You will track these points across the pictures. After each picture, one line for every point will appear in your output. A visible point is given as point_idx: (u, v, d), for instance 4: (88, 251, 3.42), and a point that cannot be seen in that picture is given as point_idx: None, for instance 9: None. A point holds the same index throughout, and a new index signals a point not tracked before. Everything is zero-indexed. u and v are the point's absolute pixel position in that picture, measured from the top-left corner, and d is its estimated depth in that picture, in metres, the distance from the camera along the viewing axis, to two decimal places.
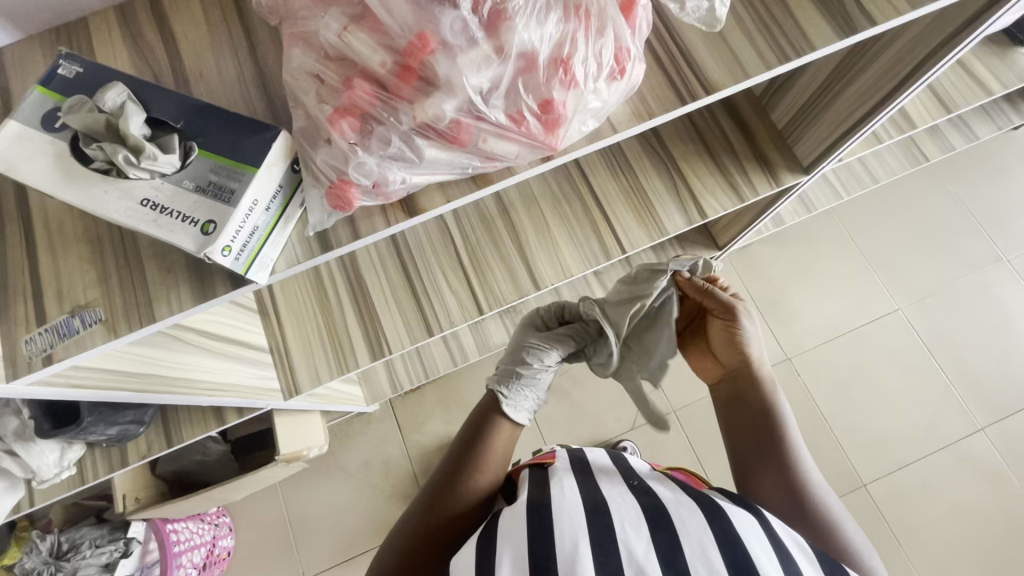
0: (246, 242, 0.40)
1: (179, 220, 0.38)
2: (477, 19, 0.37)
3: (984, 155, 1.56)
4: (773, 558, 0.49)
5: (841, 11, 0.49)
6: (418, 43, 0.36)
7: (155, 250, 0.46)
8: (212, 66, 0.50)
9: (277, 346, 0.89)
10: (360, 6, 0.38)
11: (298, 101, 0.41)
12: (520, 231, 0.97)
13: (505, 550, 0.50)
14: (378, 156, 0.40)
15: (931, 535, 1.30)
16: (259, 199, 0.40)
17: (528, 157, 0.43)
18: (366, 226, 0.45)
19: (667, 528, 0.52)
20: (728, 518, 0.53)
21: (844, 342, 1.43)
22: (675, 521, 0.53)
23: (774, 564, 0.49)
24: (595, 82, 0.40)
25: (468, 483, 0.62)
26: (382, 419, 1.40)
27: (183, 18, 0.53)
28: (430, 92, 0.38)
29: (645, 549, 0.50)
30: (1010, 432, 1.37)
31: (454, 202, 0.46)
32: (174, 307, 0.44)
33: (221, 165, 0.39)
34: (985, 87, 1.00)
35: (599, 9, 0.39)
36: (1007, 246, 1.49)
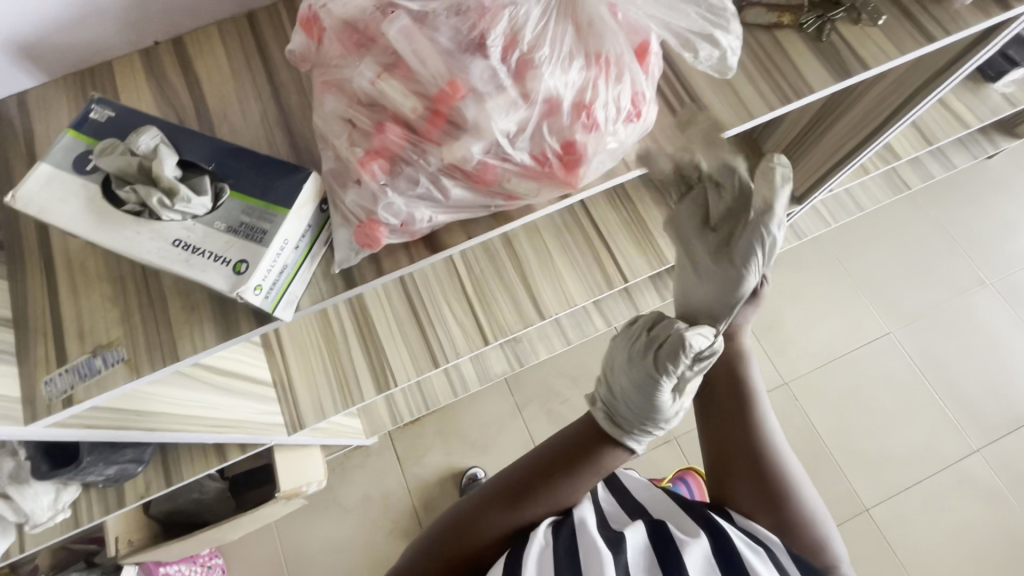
0: (275, 281, 0.41)
1: (210, 260, 0.39)
2: (505, 68, 0.39)
3: (960, 182, 1.63)
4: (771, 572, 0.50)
5: (835, 56, 0.53)
6: (449, 90, 0.38)
7: (177, 289, 0.46)
8: (236, 109, 0.52)
9: (280, 380, 0.88)
10: (392, 53, 0.39)
11: (328, 143, 0.42)
12: (523, 261, 0.98)
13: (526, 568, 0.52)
14: (406, 196, 0.41)
15: (935, 559, 1.30)
16: (289, 239, 0.41)
17: (548, 194, 0.44)
18: (390, 263, 0.46)
19: (672, 552, 0.53)
20: (729, 536, 0.53)
21: (840, 366, 1.46)
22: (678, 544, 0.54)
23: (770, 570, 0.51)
24: (614, 125, 0.42)
25: (532, 504, 0.57)
26: (381, 452, 1.38)
27: (207, 62, 0.54)
28: (458, 135, 0.39)
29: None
30: (1005, 452, 1.39)
31: (476, 238, 0.47)
32: (198, 346, 0.44)
33: (253, 206, 0.40)
34: (962, 120, 1.06)
35: (618, 56, 0.41)
36: (988, 270, 1.55)
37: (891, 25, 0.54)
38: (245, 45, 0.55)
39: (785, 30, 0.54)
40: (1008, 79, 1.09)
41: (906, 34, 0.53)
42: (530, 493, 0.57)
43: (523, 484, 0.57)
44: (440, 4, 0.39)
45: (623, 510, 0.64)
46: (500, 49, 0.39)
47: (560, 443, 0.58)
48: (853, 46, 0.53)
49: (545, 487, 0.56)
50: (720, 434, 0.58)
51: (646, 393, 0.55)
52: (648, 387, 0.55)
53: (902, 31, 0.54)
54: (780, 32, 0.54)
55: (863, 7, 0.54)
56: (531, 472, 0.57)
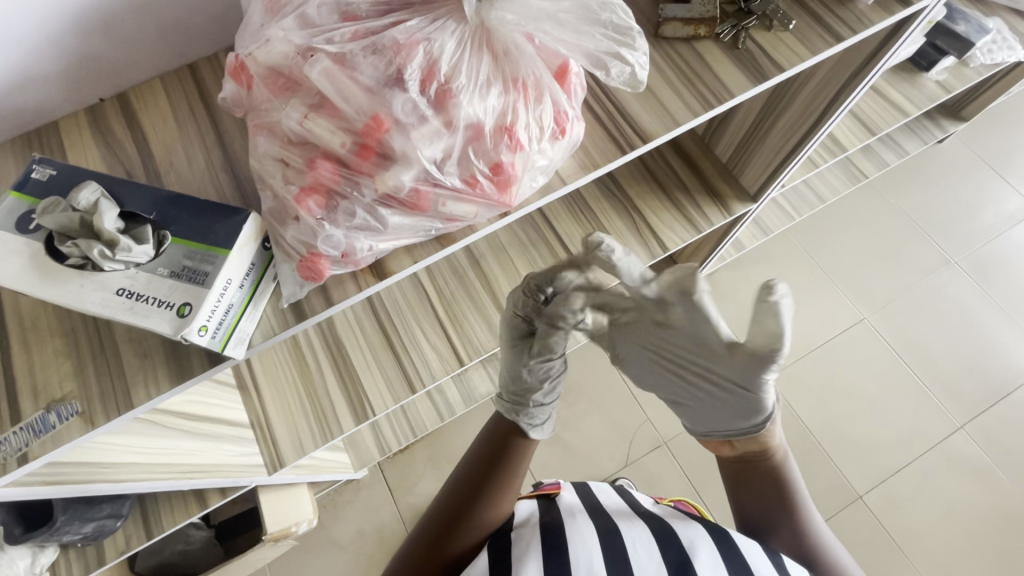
0: (220, 321, 0.41)
1: (154, 306, 0.40)
2: (426, 99, 0.40)
3: (915, 167, 1.68)
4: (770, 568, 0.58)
5: (752, 61, 0.56)
6: (373, 124, 0.39)
7: (131, 338, 0.47)
8: (182, 157, 0.53)
9: (258, 419, 0.87)
10: (317, 94, 0.41)
11: (266, 184, 0.43)
12: (492, 281, 0.99)
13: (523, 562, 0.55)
14: (345, 227, 0.42)
15: (933, 540, 1.31)
16: (233, 277, 0.42)
17: (486, 214, 0.46)
18: (338, 293, 0.47)
19: (677, 549, 0.59)
20: (744, 557, 0.58)
21: (819, 356, 1.48)
22: (685, 545, 0.60)
23: (767, 564, 0.58)
24: (539, 143, 0.44)
25: (495, 499, 0.61)
26: (372, 484, 1.36)
27: (152, 115, 0.56)
28: (388, 165, 0.41)
29: (657, 568, 0.57)
30: (988, 427, 1.41)
31: (422, 262, 0.49)
32: (152, 392, 0.45)
33: (195, 250, 0.41)
34: (902, 109, 1.10)
35: (535, 79, 0.43)
36: (952, 249, 1.59)
37: (800, 28, 0.57)
38: (190, 97, 0.57)
39: (703, 41, 0.57)
40: (940, 68, 1.14)
41: (816, 35, 0.57)
42: (488, 486, 0.61)
43: (477, 483, 0.61)
44: (360, 45, 0.41)
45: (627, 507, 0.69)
46: (418, 83, 0.40)
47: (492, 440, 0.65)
48: (767, 50, 0.56)
49: (500, 475, 0.62)
50: (758, 509, 0.64)
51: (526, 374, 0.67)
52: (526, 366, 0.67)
53: (812, 33, 0.57)
54: (699, 43, 0.57)
55: (774, 14, 0.57)
56: (480, 469, 0.62)
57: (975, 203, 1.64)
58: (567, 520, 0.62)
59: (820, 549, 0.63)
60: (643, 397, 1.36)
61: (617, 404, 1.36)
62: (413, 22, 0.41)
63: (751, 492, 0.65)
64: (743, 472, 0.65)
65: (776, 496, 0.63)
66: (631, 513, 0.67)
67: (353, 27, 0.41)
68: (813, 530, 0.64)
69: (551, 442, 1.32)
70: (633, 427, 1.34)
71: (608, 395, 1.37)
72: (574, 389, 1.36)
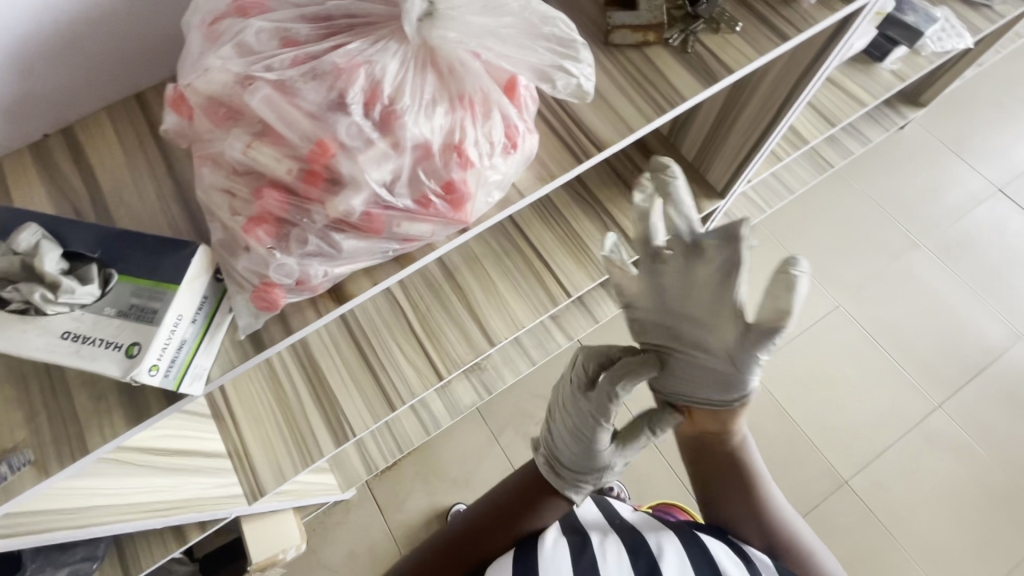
0: (173, 359, 0.40)
1: (102, 347, 0.39)
2: (371, 122, 0.40)
3: (879, 154, 1.72)
4: (738, 569, 0.58)
5: (701, 65, 0.56)
6: (318, 150, 0.39)
7: (83, 381, 0.45)
8: (132, 190, 0.52)
9: (234, 448, 0.86)
10: (260, 122, 0.40)
11: (214, 215, 0.42)
12: (467, 292, 0.98)
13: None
14: (298, 255, 0.42)
15: (918, 519, 1.33)
16: (183, 313, 0.41)
17: (443, 232, 0.46)
18: (298, 320, 0.46)
19: (646, 555, 0.60)
20: (711, 559, 0.59)
21: (798, 345, 1.49)
22: (654, 548, 0.60)
23: (736, 566, 0.58)
24: (490, 159, 0.44)
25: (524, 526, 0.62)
26: (361, 503, 1.34)
27: (99, 147, 0.54)
28: (337, 191, 0.40)
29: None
30: (964, 404, 1.44)
31: (381, 284, 0.48)
32: (108, 435, 0.44)
33: (143, 287, 0.40)
34: (858, 100, 1.13)
35: (482, 96, 0.43)
36: (919, 232, 1.62)
37: (747, 29, 0.58)
38: (138, 127, 0.55)
39: (652, 47, 0.57)
40: (893, 58, 1.16)
41: (763, 36, 0.58)
42: (515, 512, 0.62)
43: (507, 509, 0.62)
44: (300, 70, 0.40)
45: (602, 516, 0.69)
46: (362, 105, 0.40)
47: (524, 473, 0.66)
48: (716, 53, 0.57)
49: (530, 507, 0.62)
50: (718, 491, 0.64)
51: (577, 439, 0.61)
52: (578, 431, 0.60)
53: (759, 34, 0.58)
54: (648, 49, 0.57)
55: (720, 17, 0.58)
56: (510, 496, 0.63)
57: (938, 186, 1.68)
58: (540, 534, 0.62)
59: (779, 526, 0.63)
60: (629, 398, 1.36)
61: None
62: (353, 45, 0.41)
63: (710, 472, 0.65)
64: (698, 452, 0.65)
65: (734, 477, 0.63)
66: (606, 522, 0.67)
67: (293, 53, 0.41)
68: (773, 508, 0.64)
69: None
70: None
71: None
72: None
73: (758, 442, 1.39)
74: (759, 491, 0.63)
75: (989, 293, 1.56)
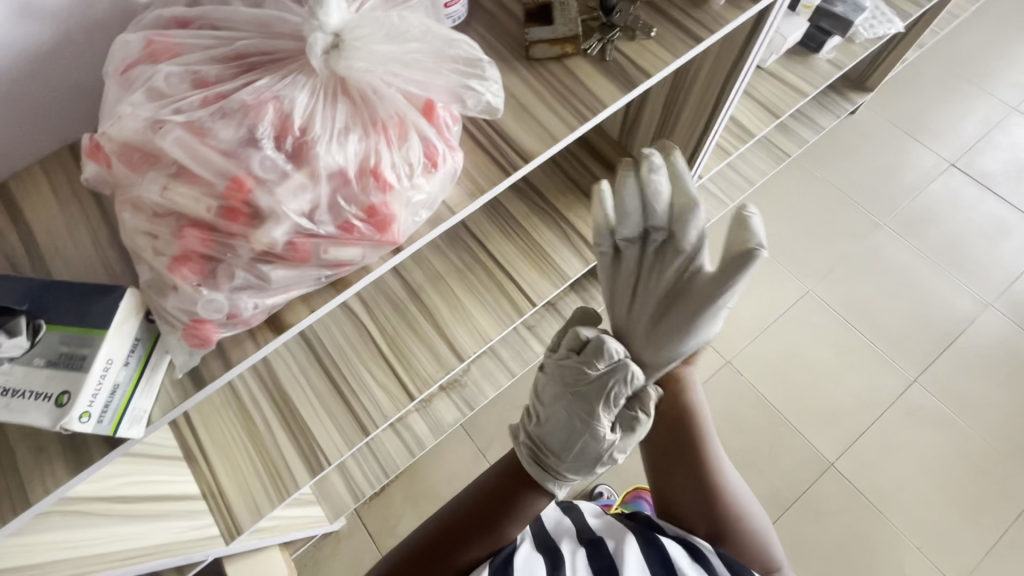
0: (107, 404, 0.40)
1: (32, 398, 0.39)
2: (284, 154, 0.41)
3: (834, 140, 1.76)
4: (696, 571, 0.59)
5: (620, 72, 0.58)
6: (233, 186, 0.40)
7: (23, 435, 0.45)
8: (66, 239, 0.51)
9: (208, 489, 0.83)
10: (175, 163, 0.41)
11: (140, 258, 0.43)
12: (433, 310, 0.98)
13: None
14: (226, 290, 0.42)
15: (906, 495, 1.34)
16: (114, 357, 0.41)
17: (374, 254, 0.47)
18: (236, 353, 0.46)
19: (608, 561, 0.60)
20: (670, 559, 0.59)
21: (774, 333, 1.51)
22: (613, 553, 0.61)
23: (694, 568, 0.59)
24: (411, 179, 0.45)
25: (507, 533, 0.60)
26: (352, 533, 1.33)
27: (34, 200, 0.54)
28: (258, 224, 0.41)
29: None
30: (940, 376, 1.47)
31: (319, 310, 0.48)
32: (51, 486, 0.43)
33: (70, 335, 0.40)
34: (799, 90, 1.16)
35: (396, 120, 0.44)
36: (880, 212, 1.66)
37: (662, 35, 0.60)
38: (71, 176, 0.55)
39: (572, 58, 0.59)
40: (829, 47, 1.20)
41: (677, 40, 0.60)
42: (500, 520, 0.60)
43: (489, 511, 0.60)
44: (210, 110, 0.41)
45: (570, 521, 0.69)
46: (274, 139, 0.41)
47: (502, 475, 0.63)
48: (634, 60, 0.59)
49: (515, 513, 0.60)
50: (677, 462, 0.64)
51: (570, 421, 0.60)
52: (575, 411, 0.60)
53: (674, 39, 0.60)
54: (569, 60, 0.59)
55: (635, 25, 0.60)
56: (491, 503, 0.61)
57: (894, 166, 1.73)
58: (514, 546, 0.61)
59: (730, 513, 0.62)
60: None
61: None
62: (263, 81, 0.42)
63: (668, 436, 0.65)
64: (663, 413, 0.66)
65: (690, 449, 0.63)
66: (575, 527, 0.67)
67: (203, 94, 0.42)
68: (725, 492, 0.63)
69: None
70: None
71: None
72: None
73: (742, 433, 1.40)
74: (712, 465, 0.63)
75: (952, 265, 1.60)
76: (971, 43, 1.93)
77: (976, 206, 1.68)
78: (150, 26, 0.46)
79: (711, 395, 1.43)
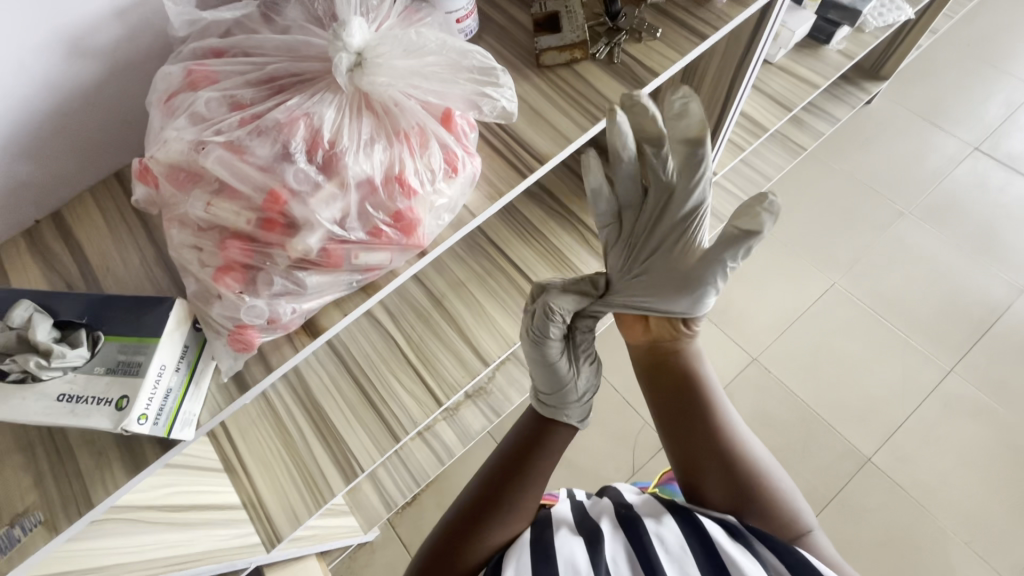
0: (161, 407, 0.43)
1: (94, 404, 0.42)
2: (315, 166, 0.44)
3: (851, 131, 1.74)
4: (754, 566, 0.53)
5: (628, 73, 0.60)
6: (271, 199, 0.43)
7: (83, 441, 0.48)
8: (117, 258, 0.55)
9: (249, 498, 0.86)
10: (217, 181, 0.44)
11: (186, 270, 0.46)
12: (456, 317, 1.00)
13: (508, 562, 0.55)
14: (266, 296, 0.45)
15: (950, 489, 1.30)
16: (167, 362, 0.44)
17: (401, 258, 0.49)
18: (276, 357, 0.49)
19: (647, 544, 0.56)
20: (716, 550, 0.54)
21: (800, 328, 1.49)
22: (652, 537, 0.57)
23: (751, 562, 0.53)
24: (433, 185, 0.48)
25: (525, 494, 0.60)
26: (386, 542, 1.35)
27: (86, 226, 0.57)
28: (294, 232, 0.44)
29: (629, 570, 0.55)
30: (977, 365, 1.43)
31: (352, 313, 0.50)
32: (110, 487, 0.46)
33: (127, 344, 0.43)
34: (810, 82, 1.16)
35: (417, 130, 0.47)
36: (904, 201, 1.63)
37: (667, 34, 0.62)
38: (119, 203, 0.59)
39: (581, 62, 0.61)
40: (838, 38, 1.20)
41: (682, 38, 0.62)
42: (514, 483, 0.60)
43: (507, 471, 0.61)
44: (246, 129, 0.44)
45: (611, 500, 0.66)
46: (306, 153, 0.44)
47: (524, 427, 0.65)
48: (641, 61, 0.61)
49: (528, 476, 0.60)
50: (676, 418, 0.62)
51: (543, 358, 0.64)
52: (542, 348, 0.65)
53: (680, 38, 0.62)
54: (578, 65, 0.61)
55: (641, 26, 0.63)
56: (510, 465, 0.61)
57: (917, 153, 1.70)
58: (553, 533, 0.58)
59: (757, 484, 0.60)
60: (638, 402, 1.34)
61: (616, 415, 1.34)
62: (293, 100, 0.46)
63: (658, 397, 0.64)
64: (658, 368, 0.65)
65: (688, 397, 0.62)
66: (610, 509, 0.64)
67: (240, 115, 0.45)
68: (748, 461, 0.61)
69: (555, 464, 1.30)
70: (633, 433, 1.32)
71: (603, 406, 1.35)
72: None
73: (773, 429, 1.38)
74: (715, 412, 0.61)
75: (982, 251, 1.56)
76: (988, 25, 1.90)
77: (1004, 189, 1.64)
78: (189, 58, 0.50)
79: (739, 393, 1.42)
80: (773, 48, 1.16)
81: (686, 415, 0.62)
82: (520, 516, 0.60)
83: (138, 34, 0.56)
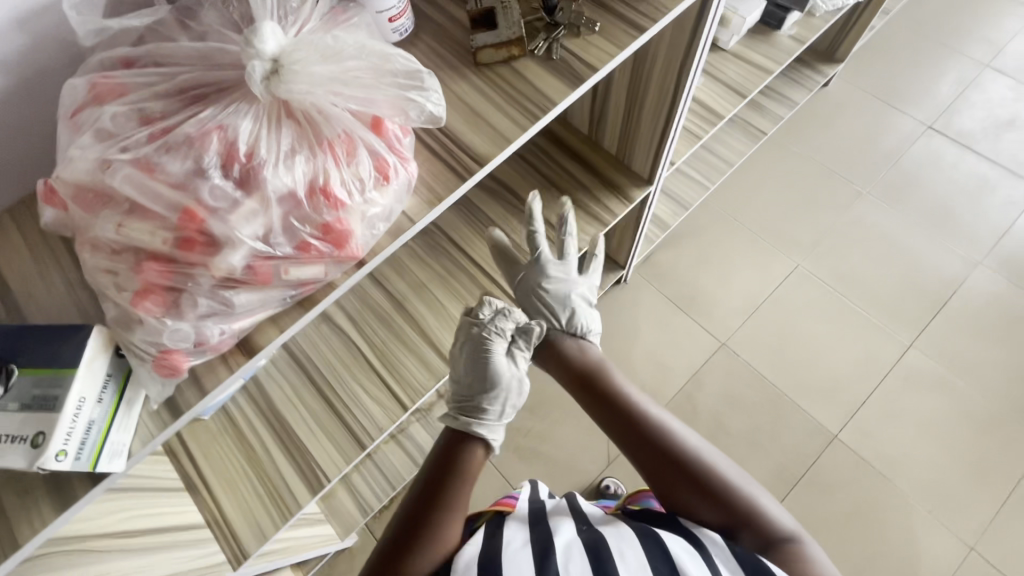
0: (82, 441, 0.41)
1: (8, 442, 0.39)
2: (233, 181, 0.43)
3: (811, 113, 1.76)
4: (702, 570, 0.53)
5: (567, 69, 0.59)
6: (186, 217, 0.41)
7: (8, 479, 0.46)
8: (38, 282, 0.52)
9: (213, 517, 0.83)
10: (128, 201, 0.42)
11: (104, 295, 0.43)
12: (419, 320, 0.99)
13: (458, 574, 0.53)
14: (191, 319, 0.43)
15: (912, 460, 1.34)
16: (87, 394, 0.41)
17: (336, 271, 0.48)
18: (211, 380, 0.47)
19: (603, 556, 0.55)
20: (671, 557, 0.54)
21: (766, 311, 1.51)
22: (613, 553, 0.55)
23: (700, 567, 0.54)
24: (364, 194, 0.46)
25: (458, 489, 0.59)
26: (364, 547, 1.33)
27: (4, 250, 0.54)
28: (215, 250, 0.42)
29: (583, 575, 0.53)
30: (935, 339, 1.47)
31: (290, 329, 0.48)
32: (38, 525, 0.44)
33: (41, 377, 0.41)
34: (764, 68, 1.17)
35: (343, 138, 0.46)
36: (863, 181, 1.66)
37: (606, 28, 0.62)
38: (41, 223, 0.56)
39: (520, 59, 0.60)
40: (790, 23, 1.21)
41: (621, 32, 0.61)
42: (449, 477, 0.59)
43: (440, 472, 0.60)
44: (156, 145, 0.42)
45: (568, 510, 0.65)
46: (221, 167, 0.43)
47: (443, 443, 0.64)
48: (580, 57, 0.60)
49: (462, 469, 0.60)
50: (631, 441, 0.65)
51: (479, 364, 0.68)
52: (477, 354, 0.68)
53: (619, 32, 0.61)
54: (517, 62, 0.60)
55: (578, 22, 0.62)
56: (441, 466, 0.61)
57: (873, 134, 1.73)
58: (504, 544, 0.56)
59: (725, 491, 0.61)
60: None
61: None
62: (206, 112, 0.44)
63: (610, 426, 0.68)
64: (595, 399, 0.69)
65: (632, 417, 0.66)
66: (568, 515, 0.64)
67: (149, 130, 0.43)
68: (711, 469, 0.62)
69: (530, 459, 1.30)
70: None
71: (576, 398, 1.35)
72: (541, 402, 1.35)
73: (743, 412, 1.40)
74: (659, 426, 0.64)
75: (937, 227, 1.60)
76: (939, 6, 1.94)
77: (957, 166, 1.68)
78: (96, 70, 0.47)
79: (709, 378, 1.44)
80: (726, 34, 1.16)
81: (635, 435, 0.65)
82: (459, 513, 0.58)
83: (45, 45, 0.53)
